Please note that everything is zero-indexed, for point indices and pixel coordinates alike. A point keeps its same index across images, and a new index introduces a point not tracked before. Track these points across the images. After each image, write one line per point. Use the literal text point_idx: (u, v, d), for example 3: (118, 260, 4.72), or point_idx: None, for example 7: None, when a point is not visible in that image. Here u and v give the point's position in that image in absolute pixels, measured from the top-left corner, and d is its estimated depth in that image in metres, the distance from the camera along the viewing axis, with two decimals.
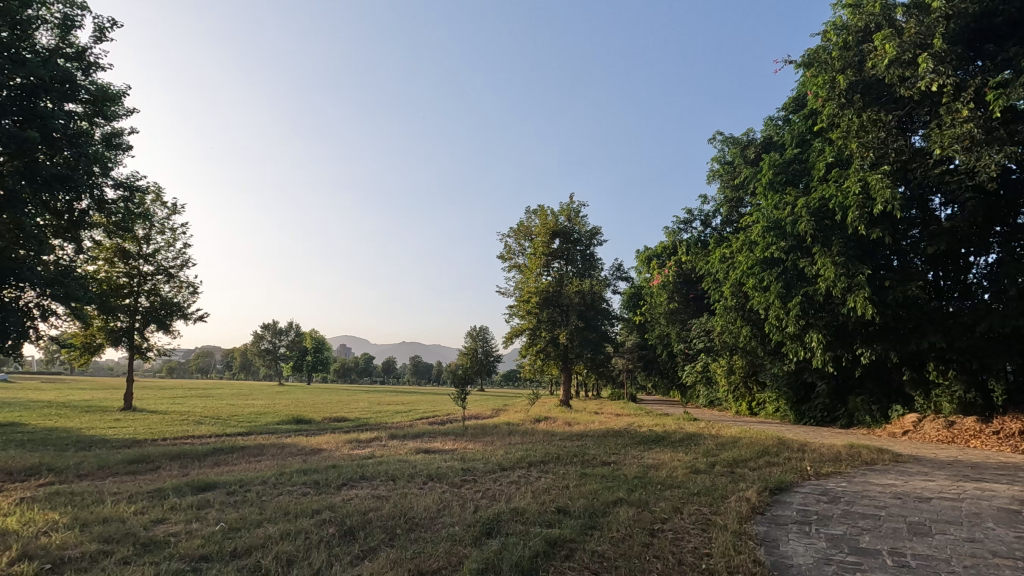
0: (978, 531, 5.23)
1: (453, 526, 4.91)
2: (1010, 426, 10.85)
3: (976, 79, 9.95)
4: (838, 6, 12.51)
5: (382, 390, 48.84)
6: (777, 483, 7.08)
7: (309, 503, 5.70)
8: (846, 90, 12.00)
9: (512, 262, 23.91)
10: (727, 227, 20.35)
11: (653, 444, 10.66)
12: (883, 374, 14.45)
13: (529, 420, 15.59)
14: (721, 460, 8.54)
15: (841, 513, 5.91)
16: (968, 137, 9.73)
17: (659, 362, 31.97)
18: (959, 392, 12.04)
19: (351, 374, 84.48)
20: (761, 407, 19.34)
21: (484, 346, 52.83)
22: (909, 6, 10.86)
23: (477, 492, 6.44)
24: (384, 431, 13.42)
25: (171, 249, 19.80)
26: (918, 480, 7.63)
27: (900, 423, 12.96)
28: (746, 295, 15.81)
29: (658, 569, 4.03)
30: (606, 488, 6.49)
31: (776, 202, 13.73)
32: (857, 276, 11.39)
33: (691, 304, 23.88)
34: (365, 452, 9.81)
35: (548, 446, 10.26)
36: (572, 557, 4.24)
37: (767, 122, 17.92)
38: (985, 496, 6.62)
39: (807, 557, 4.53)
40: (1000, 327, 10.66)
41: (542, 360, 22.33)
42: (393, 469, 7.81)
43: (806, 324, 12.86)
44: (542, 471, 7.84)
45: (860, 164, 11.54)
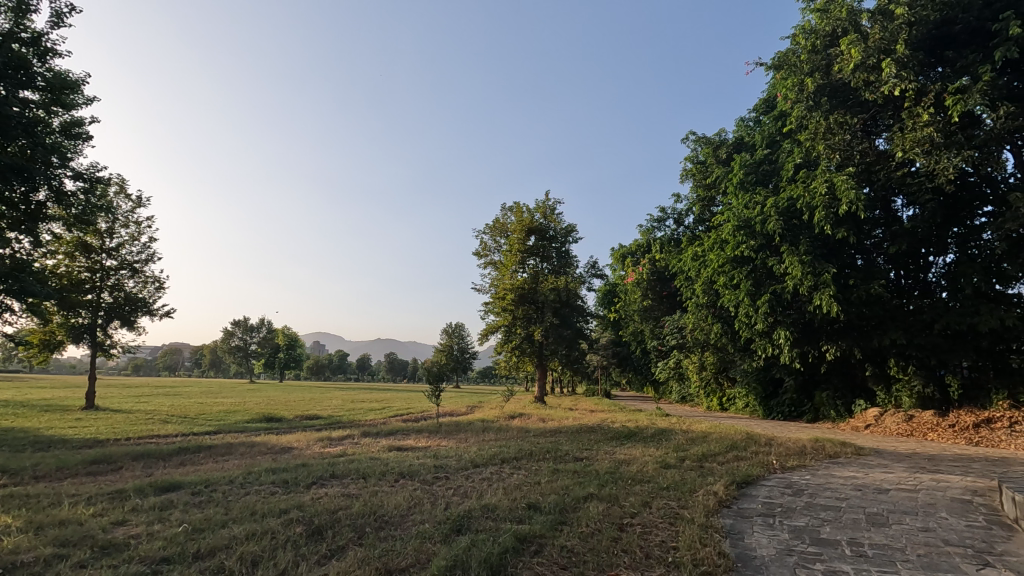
0: (931, 520, 5.45)
1: (423, 524, 4.89)
2: (965, 419, 11.29)
3: (936, 84, 10.28)
4: (807, 10, 12.76)
5: (362, 390, 42.29)
6: (744, 477, 7.25)
7: (276, 503, 5.60)
8: (814, 93, 12.32)
9: (487, 259, 23.87)
10: (699, 225, 20.66)
11: (625, 439, 10.81)
12: (847, 370, 14.89)
13: (504, 417, 15.61)
14: (691, 455, 8.71)
15: (804, 505, 6.09)
16: (928, 141, 10.09)
17: (634, 358, 32.60)
18: (919, 387, 12.51)
19: (324, 372, 83.36)
20: (731, 402, 19.73)
21: (460, 342, 52.58)
22: (874, 12, 11.11)
23: (450, 490, 6.43)
24: (357, 428, 13.32)
25: (135, 243, 19.23)
26: (878, 472, 7.91)
27: (863, 417, 13.42)
28: (717, 293, 16.08)
29: (625, 563, 4.09)
30: (576, 484, 6.54)
31: (747, 202, 13.99)
32: (823, 274, 11.69)
33: (665, 302, 24.22)
34: (337, 450, 9.67)
35: (522, 442, 10.32)
36: (541, 552, 4.26)
37: (738, 122, 18.23)
38: (940, 487, 6.89)
39: (769, 548, 4.65)
40: (956, 325, 11.04)
41: (518, 357, 22.35)
42: (364, 467, 7.73)
43: (775, 321, 13.15)
44: (515, 467, 7.89)
45: (827, 165, 11.79)
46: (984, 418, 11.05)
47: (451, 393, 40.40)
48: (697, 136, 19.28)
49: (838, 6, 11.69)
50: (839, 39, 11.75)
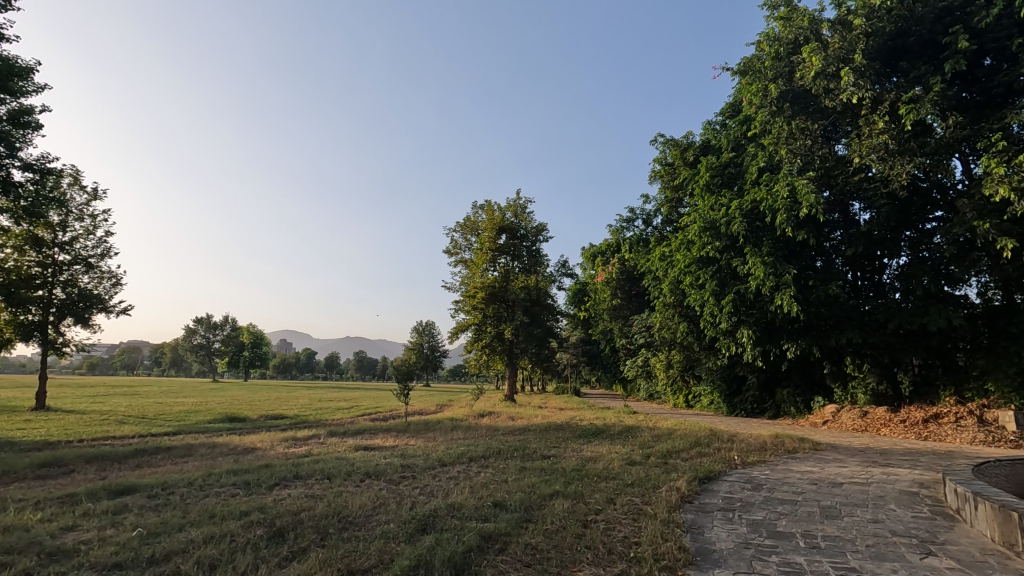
0: (881, 512, 5.68)
1: (388, 524, 4.87)
2: (915, 415, 11.78)
3: (891, 93, 10.69)
4: (771, 17, 13.08)
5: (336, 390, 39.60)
6: (706, 473, 7.43)
7: (238, 505, 5.48)
8: (777, 99, 12.65)
9: (458, 257, 23.78)
10: (667, 226, 21.02)
11: (592, 437, 10.91)
12: (806, 368, 15.39)
13: (473, 416, 15.57)
14: (656, 452, 8.86)
15: (762, 499, 6.27)
16: (883, 148, 10.51)
17: (603, 356, 33.09)
18: (873, 384, 13.04)
19: (291, 370, 81.64)
20: (697, 399, 20.20)
21: (430, 341, 52.10)
22: (833, 22, 11.48)
23: (416, 489, 6.40)
24: (323, 428, 13.10)
25: (90, 237, 18.46)
26: (833, 466, 8.22)
27: (821, 413, 13.90)
28: (683, 293, 16.38)
29: (588, 560, 4.15)
30: (543, 482, 6.60)
31: (713, 204, 14.30)
32: (784, 275, 12.06)
33: (633, 300, 24.61)
34: (302, 450, 9.48)
35: (490, 441, 10.34)
36: (505, 550, 4.28)
37: (705, 125, 18.55)
38: (889, 480, 7.20)
39: (728, 542, 4.78)
40: (908, 324, 11.47)
41: (487, 355, 22.35)
42: (330, 467, 7.63)
43: (738, 321, 13.50)
44: (482, 466, 7.89)
45: (789, 169, 12.14)
46: (932, 413, 11.57)
47: (421, 392, 40.01)
48: (666, 138, 19.52)
49: (801, 14, 12.04)
50: (801, 47, 12.10)
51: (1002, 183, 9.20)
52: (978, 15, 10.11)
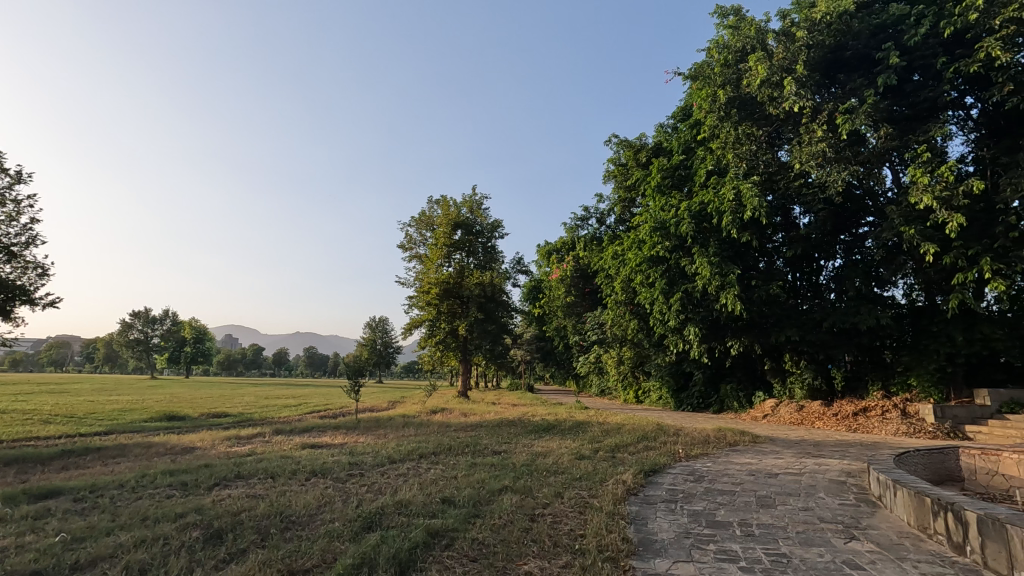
0: (811, 500, 6.01)
1: (332, 522, 4.78)
2: (846, 408, 12.50)
3: (829, 104, 11.26)
4: (720, 26, 13.50)
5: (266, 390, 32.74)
6: (652, 466, 7.66)
7: (173, 506, 5.25)
8: (725, 105, 13.02)
9: (412, 252, 23.52)
10: (620, 225, 21.49)
11: (544, 432, 11.03)
12: (749, 364, 16.06)
13: (426, 413, 15.47)
14: (605, 446, 9.06)
15: (703, 490, 6.52)
16: (822, 155, 11.05)
17: (556, 354, 33.54)
18: (809, 379, 13.81)
19: (236, 366, 78.70)
20: (647, 395, 20.78)
21: (383, 337, 51.34)
22: (778, 33, 11.96)
23: (363, 486, 6.31)
24: (269, 426, 12.65)
25: (12, 224, 17.15)
26: (770, 458, 8.63)
27: (762, 408, 14.59)
28: (634, 291, 16.73)
29: (533, 553, 4.20)
30: (492, 477, 6.63)
31: (663, 205, 14.70)
32: (729, 275, 12.51)
33: (587, 298, 24.96)
34: (244, 449, 9.13)
35: (441, 437, 10.28)
36: (451, 546, 4.28)
37: (657, 127, 18.91)
38: (820, 470, 7.62)
39: (669, 532, 4.94)
40: (841, 323, 12.11)
41: (441, 352, 22.20)
42: (273, 466, 7.39)
43: (686, 318, 13.94)
44: (433, 463, 7.84)
45: (735, 173, 12.61)
46: (862, 407, 12.29)
47: (371, 390, 36.59)
48: (620, 138, 19.82)
49: (749, 24, 12.49)
50: (748, 56, 12.54)
51: (925, 192, 9.87)
52: (908, 33, 10.78)
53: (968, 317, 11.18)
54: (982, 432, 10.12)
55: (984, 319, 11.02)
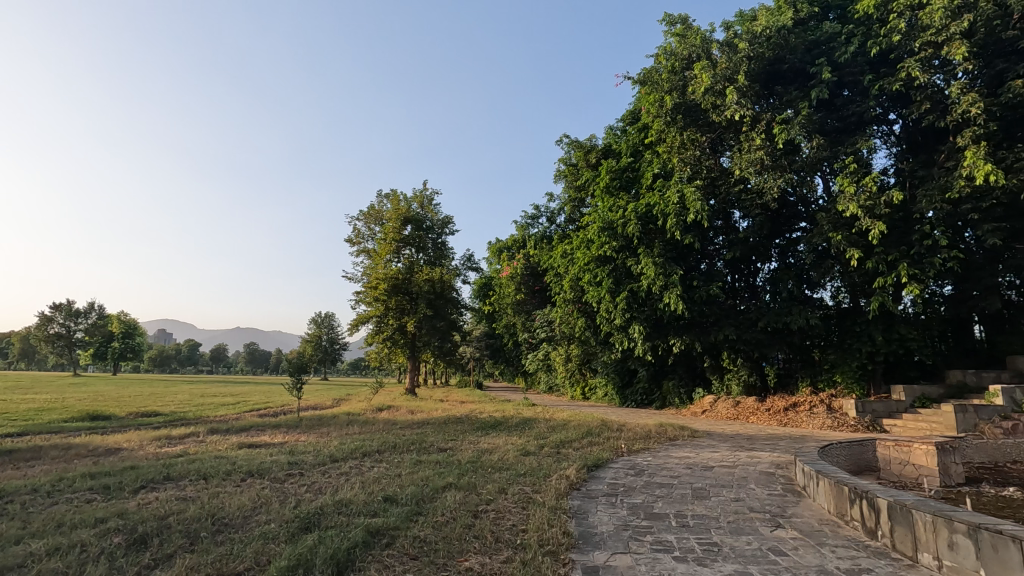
0: (742, 491, 6.31)
1: (267, 524, 4.62)
2: (778, 403, 13.18)
3: (767, 114, 11.81)
4: (669, 33, 13.86)
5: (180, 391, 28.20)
6: (595, 461, 7.82)
7: (91, 511, 4.94)
8: (671, 110, 13.37)
9: (360, 247, 23.03)
10: (570, 224, 21.81)
11: (490, 429, 11.09)
12: (690, 362, 16.65)
13: (371, 410, 15.20)
14: (550, 442, 9.18)
15: (643, 484, 6.73)
16: (760, 162, 11.59)
17: (506, 351, 33.75)
18: (745, 376, 14.49)
19: (169, 363, 74.46)
20: (593, 392, 21.20)
21: (329, 333, 50.04)
22: (722, 44, 12.42)
23: (302, 486, 6.14)
24: (203, 426, 12.09)
25: None
26: (707, 451, 8.99)
27: (701, 403, 15.21)
28: (582, 290, 16.99)
29: (475, 549, 4.21)
30: (437, 474, 6.60)
31: (611, 205, 15.00)
32: (672, 275, 12.92)
33: (537, 296, 25.14)
34: (176, 450, 8.73)
35: (386, 435, 10.16)
36: (392, 544, 4.23)
37: (607, 129, 19.21)
38: (751, 463, 8.00)
39: (608, 525, 5.07)
40: (774, 323, 12.72)
41: (389, 348, 21.86)
42: (207, 467, 7.08)
43: (631, 317, 14.32)
44: (377, 461, 7.72)
45: (680, 176, 13.03)
46: (792, 402, 12.99)
47: (315, 390, 30.88)
48: (570, 138, 20.05)
49: (695, 34, 12.89)
50: (694, 64, 12.95)
51: (851, 201, 10.52)
52: (840, 50, 11.46)
53: (887, 319, 12.01)
54: (896, 425, 10.90)
55: (901, 320, 11.85)
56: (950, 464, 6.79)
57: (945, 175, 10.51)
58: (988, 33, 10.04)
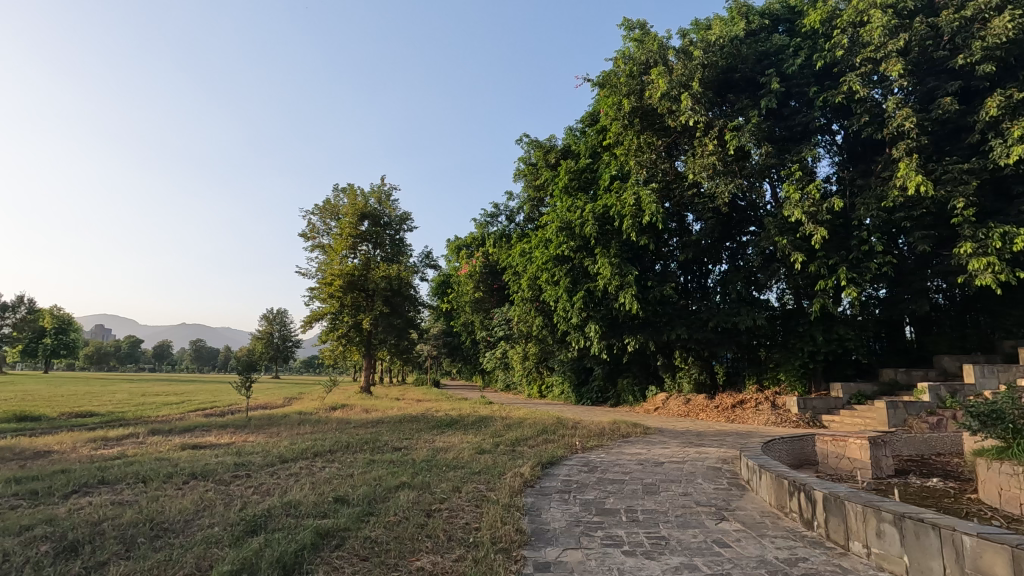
0: (690, 486, 6.52)
1: (211, 528, 4.46)
2: (726, 401, 13.65)
3: (719, 121, 12.19)
4: (627, 38, 14.09)
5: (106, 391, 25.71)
6: (550, 458, 7.90)
7: (16, 518, 4.63)
8: (629, 114, 13.61)
9: (315, 242, 22.47)
10: (529, 223, 21.93)
11: (446, 427, 11.03)
12: (644, 360, 17.04)
13: (324, 409, 14.86)
14: (505, 440, 9.23)
15: (595, 480, 6.86)
16: (712, 167, 11.97)
17: (463, 348, 33.71)
18: (696, 374, 14.95)
19: (107, 360, 70.73)
20: (549, 389, 21.44)
21: (281, 330, 48.57)
22: (678, 50, 12.71)
23: (249, 488, 5.94)
24: (143, 426, 11.51)
25: None
26: (658, 447, 9.24)
27: (653, 401, 15.61)
28: (540, 289, 17.10)
29: (427, 548, 4.18)
30: (390, 474, 6.53)
31: (570, 205, 15.15)
32: (627, 275, 13.16)
33: (495, 294, 25.17)
34: (113, 451, 8.30)
35: (339, 434, 9.98)
36: (342, 546, 4.16)
37: (567, 129, 19.38)
38: (699, 458, 8.28)
39: (561, 521, 5.13)
40: (724, 323, 13.15)
41: (344, 346, 21.47)
42: (146, 469, 6.77)
43: (587, 315, 14.53)
44: (328, 461, 7.56)
45: (637, 179, 13.30)
46: (739, 399, 13.48)
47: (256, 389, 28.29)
48: (530, 138, 20.15)
49: (652, 39, 13.12)
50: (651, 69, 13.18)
51: (797, 207, 11.00)
52: (788, 62, 11.97)
53: (827, 320, 12.62)
54: (834, 420, 11.49)
55: (840, 321, 12.48)
56: (882, 456, 7.20)
57: (881, 185, 11.11)
58: (921, 53, 10.69)
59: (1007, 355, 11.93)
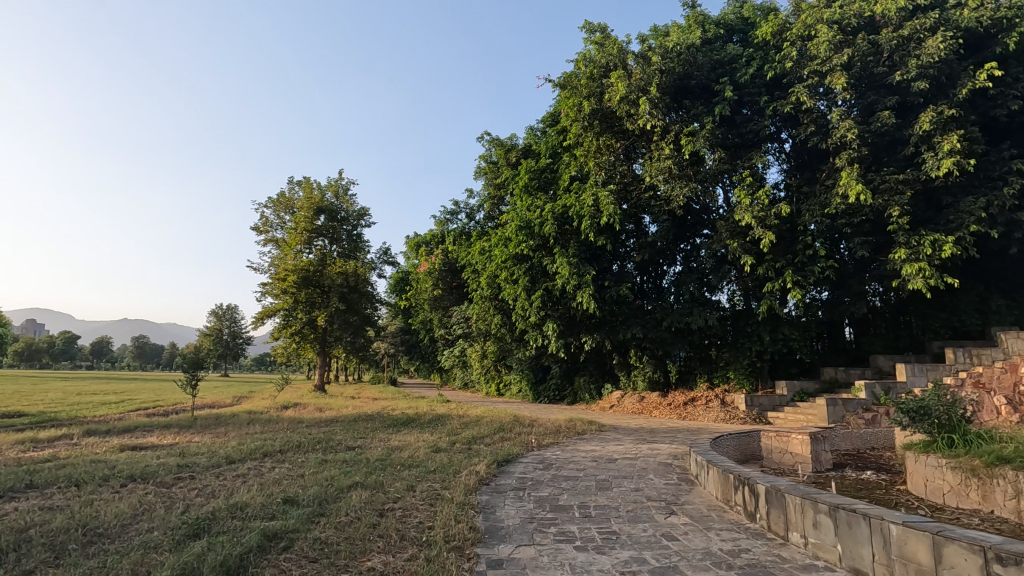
0: (642, 481, 6.68)
1: (149, 532, 4.27)
2: (679, 398, 14.03)
3: (676, 126, 12.50)
4: (588, 40, 14.25)
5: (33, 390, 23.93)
6: (505, 456, 7.93)
7: None
8: (589, 115, 13.77)
9: (268, 236, 21.78)
10: (489, 222, 21.92)
11: (402, 426, 10.89)
12: (600, 358, 17.33)
13: (275, 408, 14.41)
14: (461, 439, 9.20)
15: (550, 477, 6.93)
16: (668, 171, 12.27)
17: (421, 346, 33.46)
18: (650, 372, 15.30)
19: (39, 357, 66.54)
20: (508, 387, 21.54)
21: (230, 326, 46.87)
22: (637, 55, 12.93)
23: (192, 491, 5.71)
24: (77, 427, 10.88)
25: None
26: (612, 444, 9.42)
27: (609, 399, 15.89)
28: (499, 288, 17.11)
29: (378, 548, 4.13)
30: (343, 473, 6.41)
31: (529, 205, 15.22)
32: (585, 275, 13.33)
33: (454, 292, 25.06)
34: (43, 454, 7.82)
35: (291, 434, 9.72)
36: (290, 548, 4.06)
37: (528, 129, 19.43)
38: (651, 454, 8.49)
39: (515, 518, 5.16)
40: (677, 322, 13.50)
41: (297, 343, 20.93)
42: (80, 472, 6.41)
43: (545, 314, 14.65)
44: (277, 461, 7.36)
45: (596, 180, 13.49)
46: (691, 397, 13.88)
47: (203, 387, 27.34)
48: (492, 136, 20.13)
49: (612, 43, 13.28)
50: (610, 73, 13.37)
51: (747, 212, 11.40)
52: (741, 72, 12.39)
53: (774, 321, 13.14)
54: (779, 417, 11.98)
55: (786, 322, 13.02)
56: (821, 451, 7.55)
57: (825, 193, 11.65)
58: (862, 68, 11.26)
59: (935, 354, 12.75)
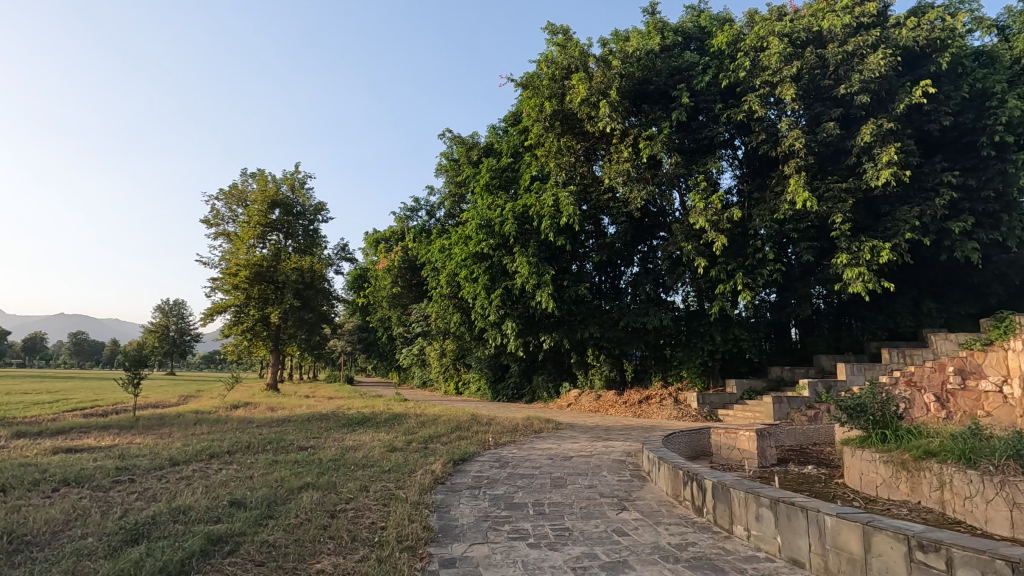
0: (596, 478, 6.80)
1: (83, 539, 4.06)
2: (633, 396, 14.33)
3: (634, 130, 12.79)
4: (551, 42, 14.35)
5: None
6: (461, 455, 7.92)
7: None
8: (550, 116, 13.87)
9: (219, 229, 21.01)
10: (450, 219, 21.81)
11: (357, 426, 10.72)
12: (559, 357, 17.51)
13: (224, 407, 13.91)
14: (417, 438, 9.13)
15: (506, 475, 6.97)
16: (627, 173, 12.52)
17: (379, 345, 33.04)
18: (607, 371, 15.55)
19: None
20: (466, 386, 21.52)
21: (178, 322, 45.03)
22: (598, 58, 13.11)
23: (131, 494, 5.46)
24: (5, 429, 10.21)
25: None
26: (568, 442, 9.54)
27: (567, 397, 16.10)
28: (458, 286, 17.06)
29: (329, 549, 4.07)
30: (293, 474, 6.26)
31: (490, 203, 15.23)
32: (544, 275, 13.44)
33: (413, 290, 24.84)
34: None
35: (240, 434, 9.42)
36: (235, 552, 3.94)
37: (490, 127, 19.41)
38: (606, 451, 8.65)
39: (469, 517, 5.16)
40: (633, 322, 13.76)
41: (249, 341, 20.29)
42: (7, 476, 6.02)
43: (505, 313, 14.69)
44: (225, 463, 7.12)
45: (556, 180, 13.62)
46: (646, 395, 14.20)
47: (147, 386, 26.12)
48: (453, 134, 20.05)
49: (574, 45, 13.41)
50: (572, 74, 13.48)
51: (701, 215, 11.74)
52: (697, 79, 12.75)
53: (725, 321, 13.57)
54: (728, 414, 12.41)
55: (736, 323, 13.48)
56: (766, 447, 7.83)
57: (775, 199, 12.11)
58: (810, 80, 11.76)
59: (873, 354, 13.45)
